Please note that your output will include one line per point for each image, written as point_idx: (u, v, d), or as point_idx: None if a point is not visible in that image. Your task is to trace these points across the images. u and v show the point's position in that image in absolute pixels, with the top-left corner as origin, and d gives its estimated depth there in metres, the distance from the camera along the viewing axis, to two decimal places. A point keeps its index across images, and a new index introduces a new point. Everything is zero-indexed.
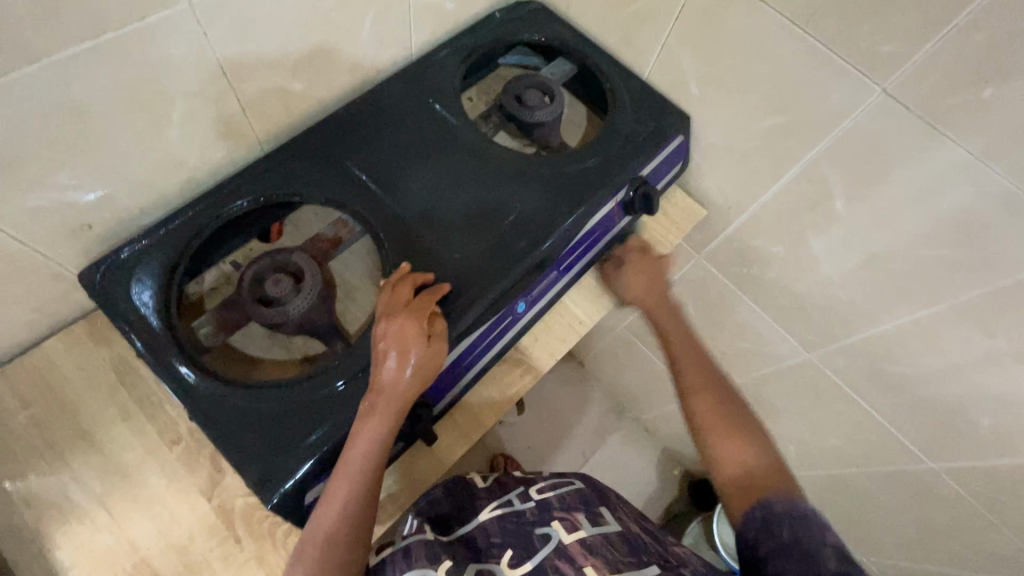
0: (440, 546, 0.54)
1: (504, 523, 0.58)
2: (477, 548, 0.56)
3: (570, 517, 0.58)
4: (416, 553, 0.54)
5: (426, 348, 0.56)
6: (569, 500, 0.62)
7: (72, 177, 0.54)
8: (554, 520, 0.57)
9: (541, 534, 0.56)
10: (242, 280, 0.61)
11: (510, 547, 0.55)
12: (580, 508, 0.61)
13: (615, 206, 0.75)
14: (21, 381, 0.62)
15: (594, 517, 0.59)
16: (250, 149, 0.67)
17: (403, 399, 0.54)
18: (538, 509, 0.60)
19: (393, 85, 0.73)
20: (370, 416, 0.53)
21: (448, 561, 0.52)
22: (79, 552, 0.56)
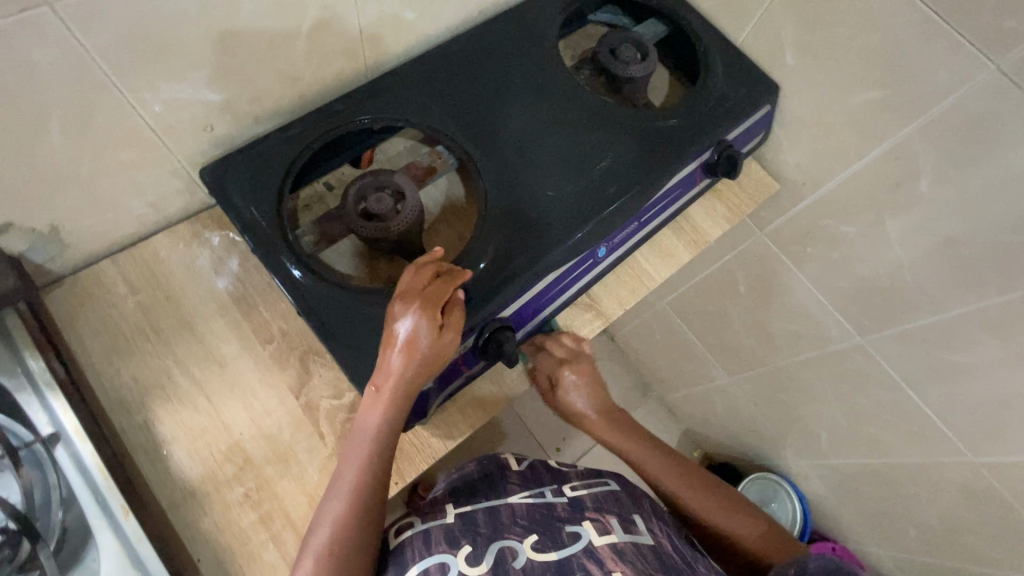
0: (461, 531, 0.58)
1: (532, 511, 0.61)
2: (499, 528, 0.59)
3: (602, 519, 0.60)
4: (436, 539, 0.57)
5: (433, 338, 0.55)
6: (603, 502, 0.64)
7: (209, 74, 0.56)
8: (586, 520, 0.60)
9: (571, 532, 0.58)
10: (347, 195, 0.64)
11: (536, 534, 0.58)
12: (613, 512, 0.62)
13: (699, 167, 0.76)
14: (130, 269, 0.66)
15: (627, 523, 0.61)
16: (358, 73, 0.69)
17: (408, 387, 0.55)
18: (570, 506, 0.63)
19: (496, 28, 0.75)
20: (377, 403, 0.55)
21: (468, 546, 0.56)
22: (179, 429, 0.60)
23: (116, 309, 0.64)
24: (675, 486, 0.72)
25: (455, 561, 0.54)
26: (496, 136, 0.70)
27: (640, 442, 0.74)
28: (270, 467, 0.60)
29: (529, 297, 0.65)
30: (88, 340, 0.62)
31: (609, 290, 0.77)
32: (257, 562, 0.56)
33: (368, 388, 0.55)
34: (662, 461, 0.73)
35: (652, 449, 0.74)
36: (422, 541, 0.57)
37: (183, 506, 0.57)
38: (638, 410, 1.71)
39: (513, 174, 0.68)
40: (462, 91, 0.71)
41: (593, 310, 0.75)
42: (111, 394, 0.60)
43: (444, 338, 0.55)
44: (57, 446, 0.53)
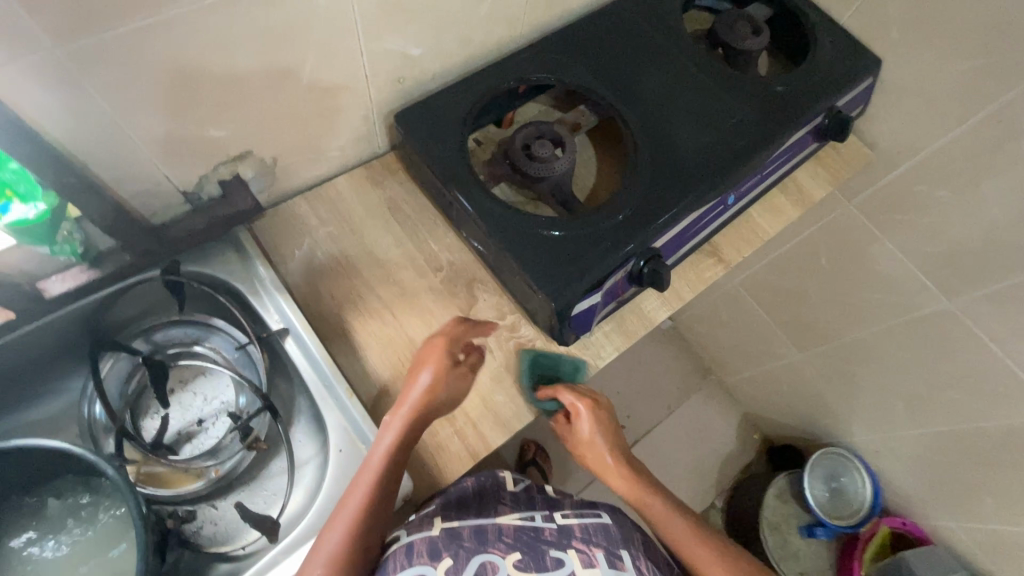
0: (443, 542, 0.53)
1: (519, 531, 0.56)
2: (484, 542, 0.54)
3: (589, 550, 0.53)
4: (418, 550, 0.53)
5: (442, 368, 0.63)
6: (593, 533, 0.57)
7: (416, 31, 0.66)
8: (572, 548, 0.54)
9: (555, 558, 0.52)
10: (514, 142, 0.75)
11: (519, 552, 0.52)
12: (602, 543, 0.56)
13: (811, 131, 0.84)
14: (319, 205, 0.75)
15: (614, 559, 0.54)
16: (515, 40, 0.79)
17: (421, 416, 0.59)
18: (558, 531, 0.57)
19: (629, 6, 0.85)
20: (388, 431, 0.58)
21: (448, 560, 0.51)
22: (370, 338, 0.69)
23: (312, 238, 0.73)
24: (686, 547, 0.61)
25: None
26: (636, 96, 0.79)
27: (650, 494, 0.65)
28: None
29: (674, 233, 0.73)
30: (290, 262, 0.71)
31: (728, 240, 0.84)
32: (445, 451, 0.65)
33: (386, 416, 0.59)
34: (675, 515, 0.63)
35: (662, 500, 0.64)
36: (403, 551, 0.52)
37: (381, 402, 0.66)
38: (699, 392, 1.77)
39: (655, 128, 0.77)
40: (605, 57, 0.81)
41: (714, 257, 0.82)
42: (314, 307, 0.69)
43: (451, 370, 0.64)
44: (289, 339, 0.63)
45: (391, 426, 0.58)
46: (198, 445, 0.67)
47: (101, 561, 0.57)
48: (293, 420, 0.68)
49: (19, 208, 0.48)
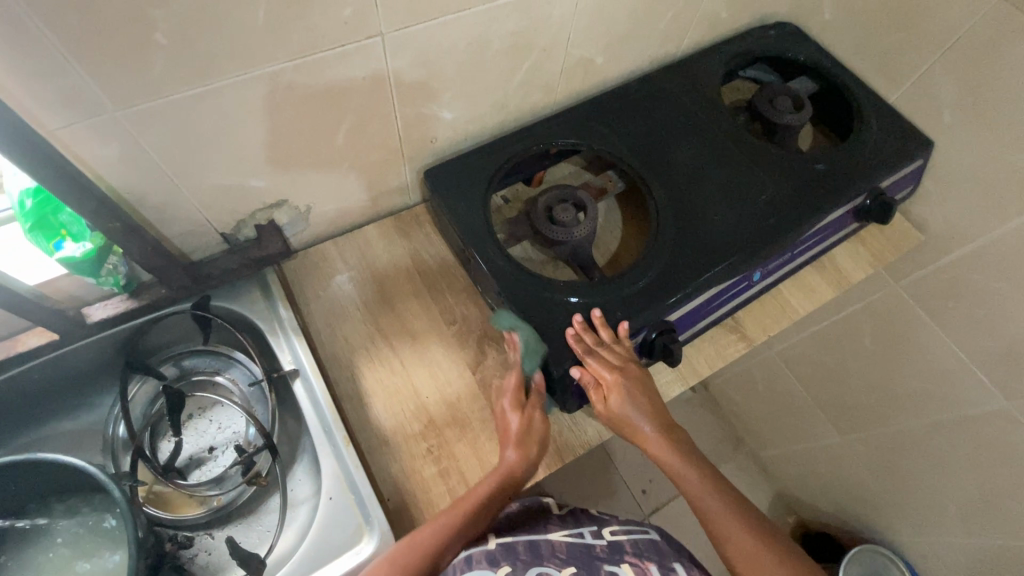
0: (500, 554, 0.56)
1: (572, 546, 0.58)
2: (538, 556, 0.56)
3: (642, 563, 0.55)
4: (476, 559, 0.56)
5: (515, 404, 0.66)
6: (644, 547, 0.59)
7: (449, 99, 0.69)
8: (625, 561, 0.55)
9: (608, 572, 0.54)
10: (537, 204, 0.76)
11: (574, 566, 0.55)
12: (653, 558, 0.57)
13: (850, 211, 0.81)
14: (347, 250, 0.79)
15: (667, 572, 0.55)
16: (548, 106, 0.82)
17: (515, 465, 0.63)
18: (609, 548, 0.58)
19: (667, 77, 0.87)
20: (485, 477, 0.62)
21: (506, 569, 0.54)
22: (377, 385, 0.70)
23: (335, 281, 0.76)
24: (719, 522, 0.61)
25: None
26: (666, 166, 0.79)
27: (696, 471, 0.64)
28: (449, 429, 0.68)
29: (694, 306, 0.71)
30: (312, 303, 0.74)
31: (753, 316, 0.81)
32: (433, 510, 0.63)
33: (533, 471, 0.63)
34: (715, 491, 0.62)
35: (702, 478, 0.63)
36: (461, 559, 0.56)
37: (378, 451, 0.66)
38: (729, 462, 1.67)
39: (682, 199, 0.76)
40: (637, 126, 0.82)
41: (737, 332, 0.79)
42: (327, 349, 0.72)
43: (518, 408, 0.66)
44: (297, 380, 0.65)
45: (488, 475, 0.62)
46: (205, 472, 0.70)
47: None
48: (294, 459, 0.70)
49: (69, 246, 0.53)
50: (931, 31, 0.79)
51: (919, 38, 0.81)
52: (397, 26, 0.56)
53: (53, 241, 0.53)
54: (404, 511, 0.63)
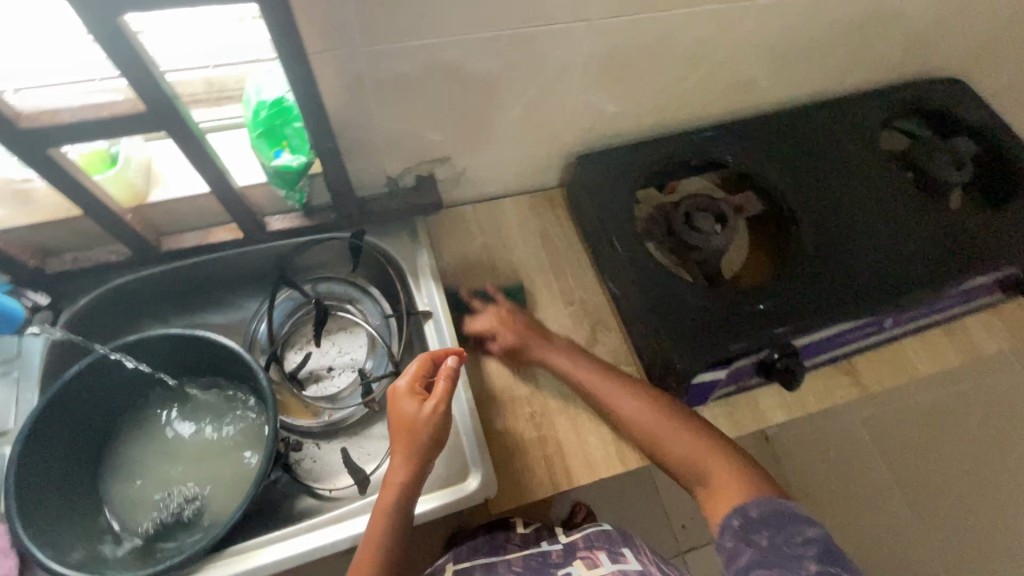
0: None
1: (527, 560, 0.68)
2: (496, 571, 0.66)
3: (592, 556, 0.66)
4: None
5: (423, 408, 0.58)
6: (595, 539, 0.69)
7: (618, 94, 0.73)
8: (577, 560, 0.66)
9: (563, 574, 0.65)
10: (677, 207, 0.77)
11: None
12: (603, 546, 0.68)
13: (998, 280, 0.78)
14: (483, 217, 0.84)
15: (614, 556, 0.66)
16: (700, 119, 0.84)
17: (416, 443, 0.57)
18: (564, 551, 0.69)
19: (823, 111, 0.86)
20: (399, 462, 0.57)
21: None
22: (493, 345, 0.74)
23: (471, 243, 0.81)
24: (674, 436, 0.63)
25: None
26: (812, 195, 0.79)
27: (641, 405, 0.65)
28: (553, 400, 0.71)
29: (824, 335, 0.70)
30: (445, 258, 0.79)
31: (872, 365, 0.78)
32: (530, 471, 0.66)
33: (426, 442, 0.57)
34: (680, 425, 0.63)
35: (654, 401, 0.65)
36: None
37: (487, 405, 0.70)
38: None
39: (825, 230, 0.76)
40: (788, 153, 0.82)
41: (853, 377, 0.77)
42: (453, 301, 0.76)
43: (429, 407, 0.58)
44: (429, 322, 0.70)
45: (398, 458, 0.57)
46: (322, 388, 0.76)
47: (236, 466, 0.66)
48: None
49: (287, 156, 0.60)
50: None
51: None
52: (603, 16, 0.60)
53: (275, 149, 0.59)
54: (503, 465, 0.66)
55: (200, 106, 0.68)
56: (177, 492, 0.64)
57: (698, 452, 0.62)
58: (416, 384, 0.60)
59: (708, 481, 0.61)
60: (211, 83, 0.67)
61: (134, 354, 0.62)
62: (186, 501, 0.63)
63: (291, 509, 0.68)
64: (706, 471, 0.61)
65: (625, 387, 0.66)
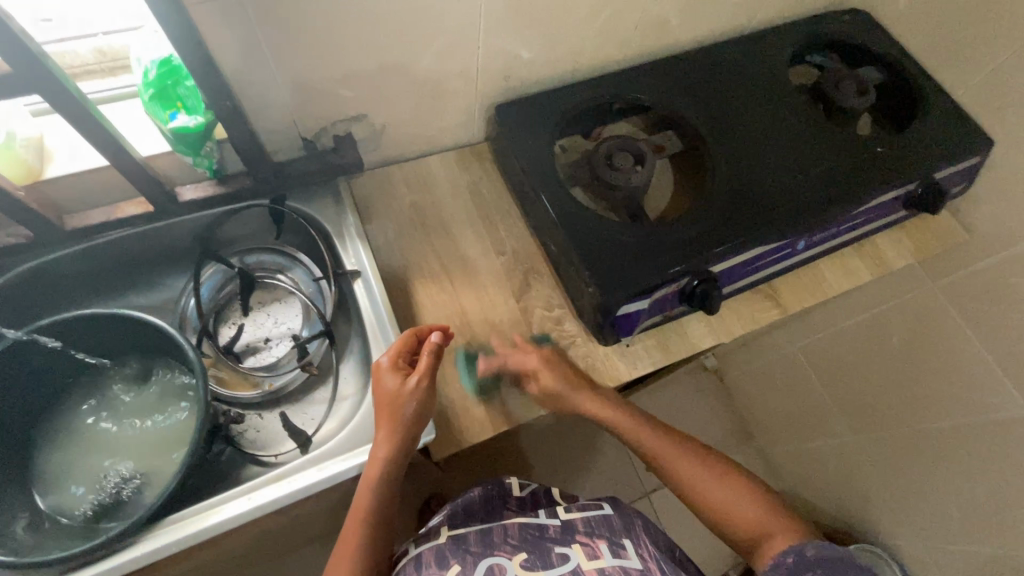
0: (450, 550, 0.61)
1: (524, 532, 0.64)
2: (490, 544, 0.62)
3: (592, 543, 0.61)
4: (427, 561, 0.61)
5: (405, 383, 0.61)
6: (595, 524, 0.65)
7: (526, 40, 0.73)
8: (575, 543, 0.61)
9: (559, 553, 0.60)
10: (598, 149, 0.78)
11: (525, 551, 0.60)
12: (603, 535, 0.63)
13: (900, 197, 0.83)
14: (410, 175, 0.83)
15: (615, 548, 0.61)
16: (616, 62, 0.85)
17: (397, 417, 0.60)
18: (561, 528, 0.64)
19: (735, 48, 0.89)
20: (382, 438, 0.60)
21: (458, 567, 0.59)
22: (427, 300, 0.75)
23: (399, 201, 0.81)
24: (705, 486, 0.64)
25: None
26: (727, 129, 0.81)
27: (677, 450, 0.66)
28: (490, 346, 0.72)
29: (740, 260, 0.74)
30: (374, 219, 0.79)
31: (791, 288, 0.83)
32: (470, 415, 0.68)
33: (408, 418, 0.60)
34: (702, 466, 0.65)
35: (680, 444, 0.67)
36: (413, 564, 0.61)
37: None
38: (733, 455, 1.50)
39: (739, 161, 0.78)
40: (703, 90, 0.84)
41: (773, 300, 0.81)
42: (384, 259, 0.76)
43: (412, 384, 0.60)
44: (358, 280, 0.70)
45: (382, 433, 0.60)
46: (260, 359, 0.74)
47: (172, 442, 0.66)
48: (344, 354, 0.74)
49: (184, 117, 0.58)
50: (1009, 28, 0.77)
51: (995, 31, 0.79)
52: None
53: (170, 110, 0.57)
54: (443, 412, 0.68)
55: (95, 78, 0.66)
56: (113, 473, 0.64)
57: (728, 497, 0.63)
58: (398, 360, 0.63)
59: (760, 534, 0.61)
60: (103, 52, 0.64)
61: (61, 337, 0.61)
62: (123, 481, 0.63)
63: (238, 477, 0.69)
64: (740, 519, 0.63)
65: (660, 435, 0.68)
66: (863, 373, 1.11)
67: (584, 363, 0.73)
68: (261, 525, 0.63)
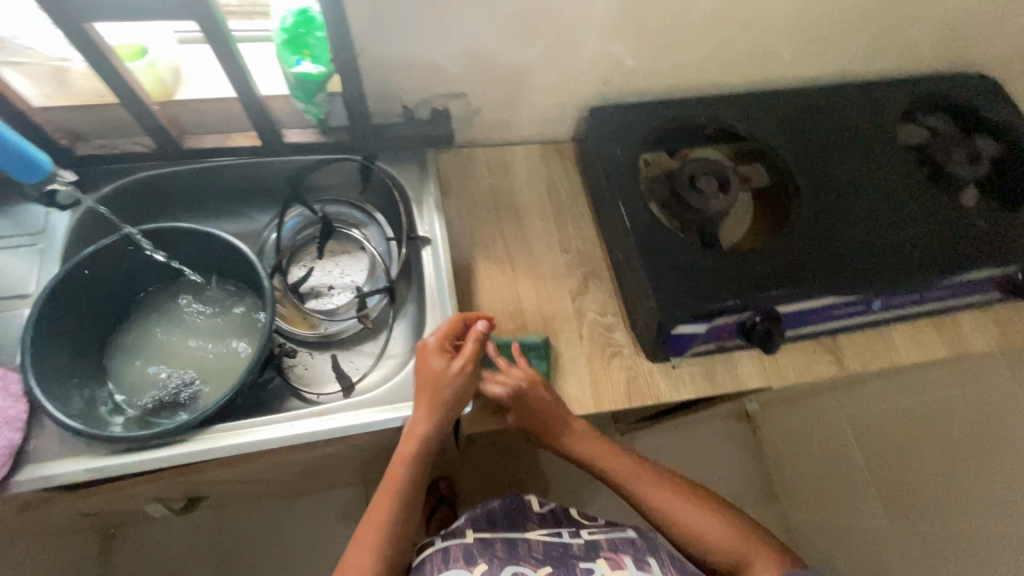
0: (479, 550, 0.64)
1: (548, 547, 0.65)
2: (516, 554, 0.63)
3: (616, 558, 0.62)
4: (456, 556, 0.63)
5: (450, 365, 0.62)
6: (618, 543, 0.65)
7: (635, 48, 0.74)
8: (599, 558, 0.62)
9: (584, 569, 0.61)
10: (683, 168, 0.78)
11: (550, 565, 0.62)
12: (628, 553, 0.64)
13: (994, 279, 0.78)
14: (492, 160, 0.85)
15: (639, 564, 0.62)
16: (717, 87, 0.84)
17: (440, 399, 0.62)
18: (586, 545, 0.65)
19: (844, 92, 0.86)
20: (421, 415, 0.62)
21: (484, 567, 0.61)
22: (486, 281, 0.77)
23: (478, 182, 0.83)
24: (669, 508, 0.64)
25: None
26: (819, 172, 0.79)
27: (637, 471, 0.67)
28: (538, 338, 0.74)
29: (809, 306, 0.71)
30: (451, 194, 0.82)
31: (855, 347, 0.79)
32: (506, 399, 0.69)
33: (450, 400, 0.62)
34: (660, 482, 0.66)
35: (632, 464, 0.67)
36: (440, 558, 0.63)
37: None
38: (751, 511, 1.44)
39: (826, 207, 0.76)
40: (801, 129, 0.82)
41: (834, 355, 0.78)
42: (453, 234, 0.79)
43: (457, 368, 0.62)
44: (427, 248, 0.73)
45: (421, 411, 0.62)
46: (321, 303, 0.79)
47: (232, 360, 0.71)
48: (398, 315, 0.78)
49: (308, 64, 0.62)
50: None
51: None
52: None
53: (296, 57, 0.62)
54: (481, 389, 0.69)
55: (235, 19, 0.69)
56: (177, 375, 0.69)
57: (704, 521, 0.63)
58: (444, 342, 0.64)
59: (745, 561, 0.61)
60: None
61: (158, 242, 0.67)
62: (184, 384, 0.68)
63: (280, 407, 0.73)
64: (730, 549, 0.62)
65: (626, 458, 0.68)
66: (912, 454, 1.04)
67: (627, 374, 0.73)
68: (292, 455, 0.67)
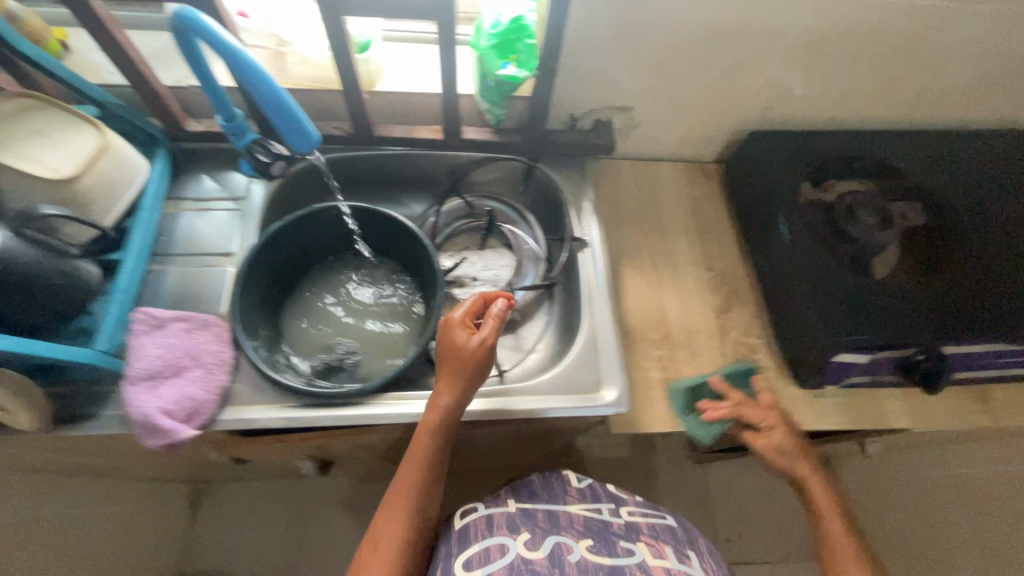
0: (522, 519, 0.57)
1: (589, 521, 0.58)
2: (556, 525, 0.57)
3: (660, 545, 0.55)
4: (497, 523, 0.57)
5: (473, 341, 0.59)
6: (660, 530, 0.58)
7: (807, 79, 0.76)
8: (642, 541, 0.55)
9: (625, 546, 0.54)
10: (840, 201, 0.77)
11: (590, 537, 0.55)
12: (671, 541, 0.56)
13: None
14: (641, 174, 0.88)
15: (684, 556, 0.54)
16: (876, 122, 0.85)
17: (461, 376, 0.59)
18: (627, 526, 0.58)
19: (1012, 138, 0.84)
20: (441, 391, 0.59)
21: (526, 535, 0.55)
22: (632, 288, 0.79)
23: (626, 194, 0.86)
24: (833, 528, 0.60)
25: (513, 545, 0.54)
26: (985, 216, 0.76)
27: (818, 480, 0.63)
28: (682, 350, 0.75)
29: (976, 352, 0.69)
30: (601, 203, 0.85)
31: (1010, 399, 0.76)
32: (650, 404, 0.70)
33: (471, 381, 0.59)
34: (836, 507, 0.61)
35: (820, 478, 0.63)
36: (483, 521, 0.57)
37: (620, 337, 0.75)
38: None
39: (995, 251, 0.73)
40: (963, 170, 0.80)
41: (986, 405, 0.75)
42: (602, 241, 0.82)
43: (480, 347, 0.59)
44: (584, 249, 0.76)
45: (444, 389, 0.59)
46: (464, 292, 0.80)
47: (392, 334, 0.75)
48: (542, 312, 0.81)
49: (512, 68, 0.67)
50: None
51: None
52: None
53: (503, 61, 0.66)
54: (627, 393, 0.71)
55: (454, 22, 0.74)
56: (342, 342, 0.73)
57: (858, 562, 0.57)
58: (466, 319, 0.62)
59: None
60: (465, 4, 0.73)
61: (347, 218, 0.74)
62: (348, 351, 0.72)
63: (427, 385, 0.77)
64: None
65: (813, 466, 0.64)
66: None
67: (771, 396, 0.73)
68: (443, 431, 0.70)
